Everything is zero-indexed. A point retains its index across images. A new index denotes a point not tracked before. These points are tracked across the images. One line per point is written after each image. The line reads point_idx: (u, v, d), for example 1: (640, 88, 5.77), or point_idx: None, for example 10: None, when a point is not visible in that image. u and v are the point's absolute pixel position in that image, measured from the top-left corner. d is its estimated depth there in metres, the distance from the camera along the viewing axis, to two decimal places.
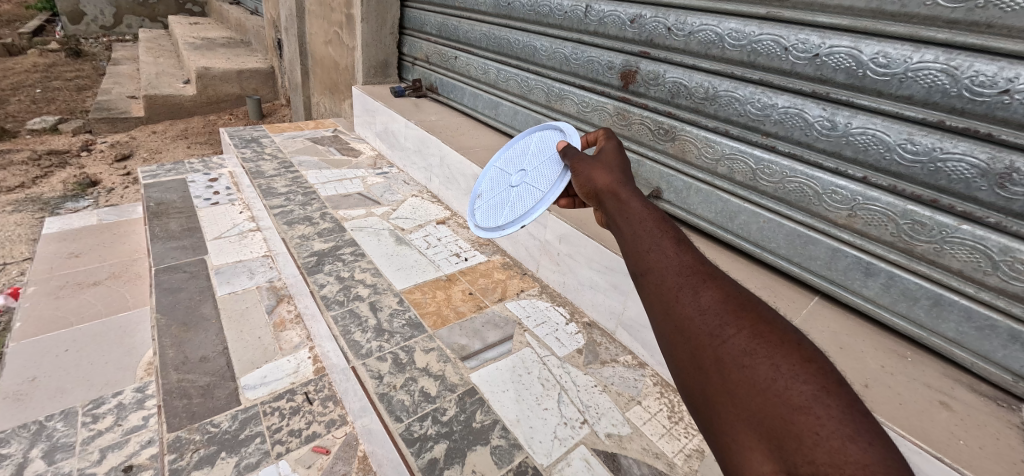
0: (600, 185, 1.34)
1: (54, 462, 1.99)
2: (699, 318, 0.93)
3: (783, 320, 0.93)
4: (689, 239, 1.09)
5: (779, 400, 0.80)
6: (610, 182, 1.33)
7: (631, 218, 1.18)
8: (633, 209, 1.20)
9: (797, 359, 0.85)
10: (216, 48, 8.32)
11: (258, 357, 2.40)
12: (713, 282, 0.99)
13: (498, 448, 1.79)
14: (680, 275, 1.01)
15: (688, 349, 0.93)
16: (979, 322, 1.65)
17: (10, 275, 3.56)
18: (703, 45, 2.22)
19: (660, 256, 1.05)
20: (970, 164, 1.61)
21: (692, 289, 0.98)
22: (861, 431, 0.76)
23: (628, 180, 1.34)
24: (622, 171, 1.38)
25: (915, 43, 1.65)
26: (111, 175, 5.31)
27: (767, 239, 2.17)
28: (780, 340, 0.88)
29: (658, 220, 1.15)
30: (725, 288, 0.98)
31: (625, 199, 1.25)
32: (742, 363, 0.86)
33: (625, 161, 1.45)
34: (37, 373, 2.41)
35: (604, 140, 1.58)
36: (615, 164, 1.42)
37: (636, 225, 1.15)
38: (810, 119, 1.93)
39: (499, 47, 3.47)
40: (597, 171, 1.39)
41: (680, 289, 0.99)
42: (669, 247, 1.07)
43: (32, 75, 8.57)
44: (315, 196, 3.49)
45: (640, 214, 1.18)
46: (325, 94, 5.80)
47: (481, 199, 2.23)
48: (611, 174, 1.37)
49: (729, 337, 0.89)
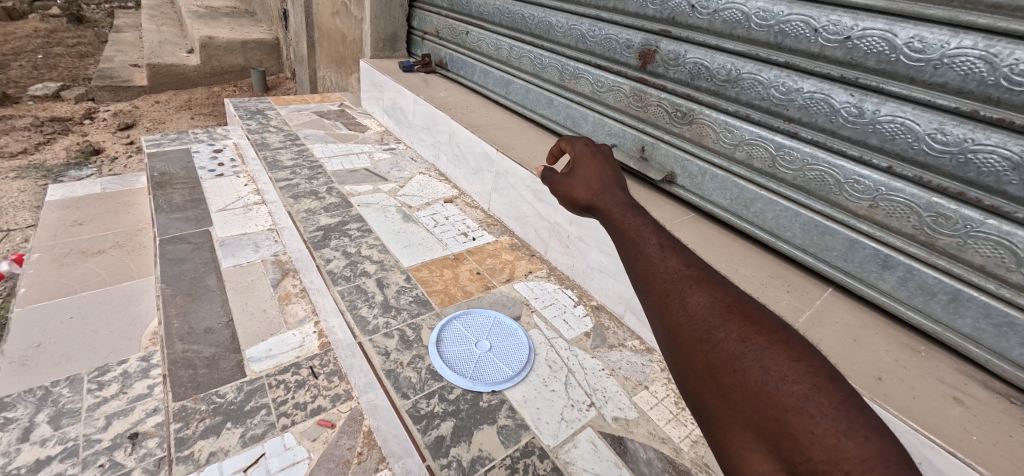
0: (581, 196, 1.31)
1: (60, 427, 2.00)
2: (689, 323, 0.89)
3: (776, 318, 0.88)
4: (677, 245, 1.03)
5: (772, 401, 0.76)
6: (590, 193, 1.30)
7: (621, 229, 1.13)
8: (622, 217, 1.17)
9: (785, 358, 0.80)
10: (218, 17, 8.15)
11: (264, 330, 2.39)
12: (700, 285, 0.94)
13: (504, 428, 1.79)
14: (668, 279, 0.96)
15: (680, 354, 0.89)
16: (998, 319, 1.62)
17: (14, 241, 3.54)
18: (728, 25, 2.15)
19: (646, 262, 1.01)
20: (1002, 156, 1.56)
21: (679, 294, 0.93)
22: (857, 426, 0.72)
23: (610, 186, 1.31)
24: (603, 178, 1.34)
25: (953, 28, 1.60)
26: (115, 144, 5.26)
27: (783, 229, 2.13)
28: (768, 340, 0.83)
29: (645, 225, 1.10)
30: (713, 290, 0.93)
31: (610, 209, 1.22)
32: (733, 366, 0.81)
33: (603, 166, 1.40)
34: (43, 340, 2.41)
35: (576, 143, 1.50)
36: (591, 170, 1.38)
37: (624, 236, 1.10)
38: (835, 105, 1.88)
39: (513, 23, 3.38)
40: (574, 182, 1.35)
41: (668, 295, 0.94)
42: (651, 251, 1.02)
43: (34, 40, 8.43)
44: (322, 170, 3.45)
45: (630, 223, 1.13)
46: (332, 67, 5.70)
47: (445, 329, 2.18)
48: (591, 183, 1.33)
49: (719, 341, 0.85)
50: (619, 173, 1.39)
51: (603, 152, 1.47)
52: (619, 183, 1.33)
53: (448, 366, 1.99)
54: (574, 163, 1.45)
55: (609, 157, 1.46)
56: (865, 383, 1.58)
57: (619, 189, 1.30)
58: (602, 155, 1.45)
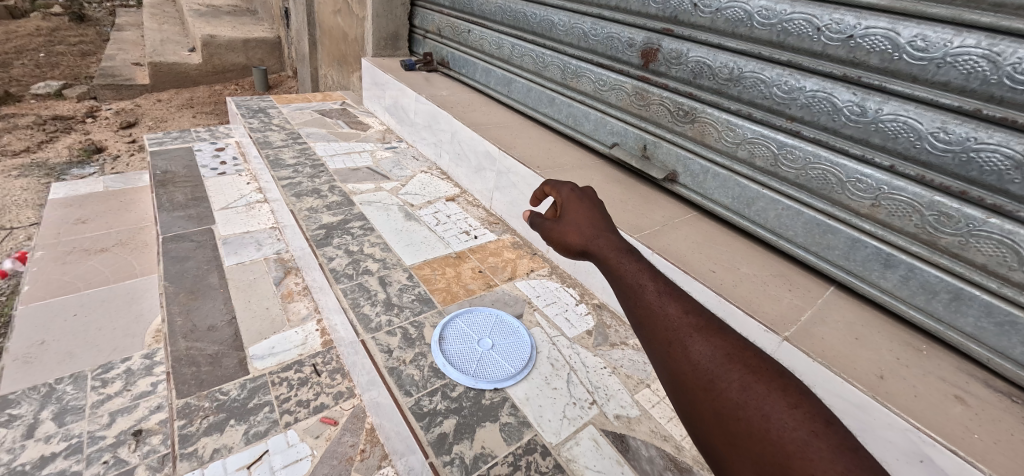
0: (574, 242, 1.27)
1: (65, 424, 2.01)
2: (693, 372, 0.89)
3: (774, 364, 0.88)
4: (675, 290, 1.03)
5: (775, 447, 0.77)
6: (583, 238, 1.27)
7: (619, 277, 1.11)
8: (617, 262, 1.15)
9: (784, 404, 0.81)
10: (220, 15, 8.15)
11: (267, 328, 2.40)
12: (701, 331, 0.94)
13: (507, 426, 1.80)
14: (669, 327, 0.95)
15: (686, 401, 0.88)
16: (1000, 318, 1.62)
17: (17, 239, 3.56)
18: (730, 24, 2.15)
19: (646, 308, 1.00)
20: (1004, 155, 1.56)
21: (681, 342, 0.93)
22: (855, 468, 0.73)
23: (602, 230, 1.28)
24: (593, 221, 1.32)
25: (957, 27, 1.60)
26: (117, 142, 5.27)
27: (785, 228, 2.13)
28: (768, 386, 0.84)
29: (641, 269, 1.09)
30: (713, 336, 0.93)
31: (606, 255, 1.19)
32: (736, 415, 0.82)
33: (591, 208, 1.38)
34: (47, 337, 2.42)
35: (560, 187, 1.47)
36: (580, 215, 1.35)
37: (622, 283, 1.09)
38: (838, 103, 1.88)
39: (515, 21, 3.38)
40: (564, 228, 1.32)
41: (671, 342, 0.94)
42: (650, 297, 1.01)
43: (36, 39, 8.44)
44: (324, 169, 3.45)
45: (626, 267, 1.11)
46: (334, 66, 5.71)
47: (448, 327, 2.18)
48: (582, 227, 1.30)
49: (723, 388, 0.85)
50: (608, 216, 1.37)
51: (589, 195, 1.45)
52: (609, 224, 1.31)
53: (450, 363, 2.00)
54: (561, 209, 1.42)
55: (595, 200, 1.44)
56: (867, 381, 1.57)
57: (610, 232, 1.27)
58: (588, 198, 1.43)
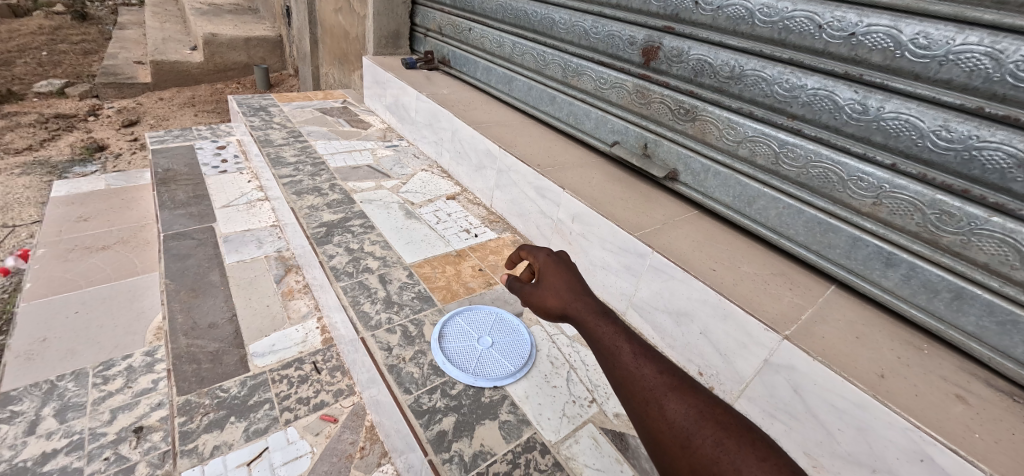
0: (552, 306, 1.21)
1: (66, 421, 2.02)
2: (670, 430, 0.92)
3: (744, 419, 0.93)
4: (651, 349, 1.05)
5: None
6: (560, 300, 1.21)
7: (600, 346, 1.08)
8: (595, 326, 1.13)
9: (753, 457, 0.86)
10: (222, 14, 8.16)
11: (267, 325, 2.40)
12: (675, 390, 0.97)
13: (506, 424, 1.80)
14: (646, 386, 0.99)
15: (664, 458, 0.92)
16: (1001, 317, 1.61)
17: (20, 237, 3.57)
18: (732, 21, 2.14)
19: (622, 369, 1.02)
20: (1007, 153, 1.55)
21: (657, 401, 0.96)
22: None
23: (579, 291, 1.22)
24: (571, 278, 1.25)
25: (959, 24, 1.59)
26: (119, 140, 5.28)
27: (786, 227, 2.13)
28: (739, 442, 0.88)
29: (618, 332, 1.09)
30: (686, 394, 0.97)
31: (585, 319, 1.15)
32: (711, 471, 0.86)
33: (565, 265, 1.31)
34: (48, 334, 2.42)
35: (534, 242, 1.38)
36: (555, 273, 1.28)
37: (601, 348, 1.08)
38: (840, 101, 1.87)
39: (516, 19, 3.38)
40: (541, 289, 1.25)
41: (647, 402, 0.97)
42: (627, 358, 1.03)
43: (38, 37, 8.45)
44: (325, 167, 3.46)
45: (603, 330, 1.11)
46: (335, 64, 5.71)
47: (448, 326, 2.18)
48: (559, 289, 1.23)
49: (698, 445, 0.89)
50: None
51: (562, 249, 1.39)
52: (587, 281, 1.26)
53: (450, 361, 2.00)
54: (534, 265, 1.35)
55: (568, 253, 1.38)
56: (867, 380, 1.57)
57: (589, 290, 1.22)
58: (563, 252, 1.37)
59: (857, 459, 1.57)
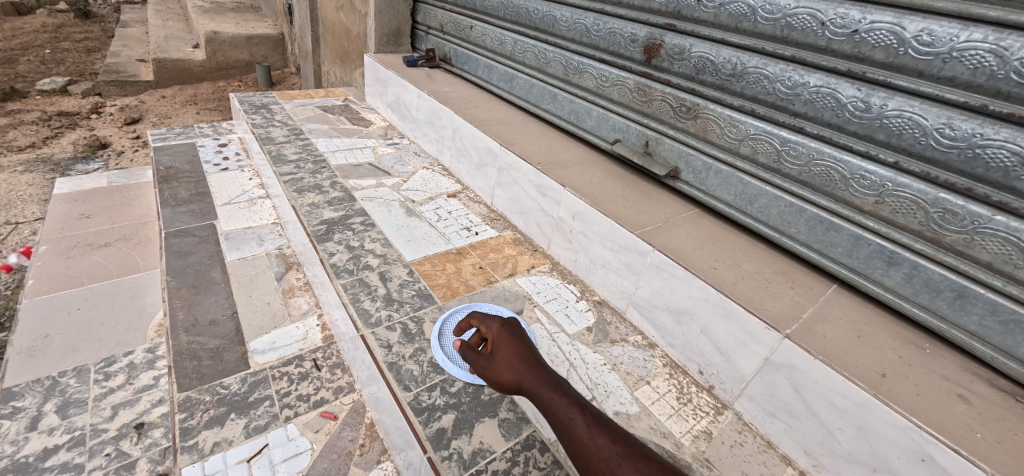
0: (510, 382, 1.50)
1: (68, 417, 2.02)
2: None
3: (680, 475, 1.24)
4: (602, 421, 1.36)
5: None
6: (516, 376, 1.50)
7: (556, 416, 1.39)
8: (549, 398, 1.43)
9: None
10: (224, 12, 8.16)
11: (268, 322, 2.40)
12: (625, 459, 1.27)
13: (506, 421, 1.80)
14: (601, 457, 1.28)
15: None
16: (1005, 316, 1.61)
17: (22, 234, 3.57)
18: (734, 19, 2.13)
19: (580, 442, 1.32)
20: (1011, 151, 1.54)
21: (611, 468, 1.26)
22: None
23: (530, 364, 1.52)
24: (521, 354, 1.55)
25: (963, 21, 1.58)
26: (121, 138, 5.29)
27: (788, 225, 2.11)
28: None
29: (570, 403, 1.40)
30: (635, 461, 1.27)
31: (540, 393, 1.45)
32: None
33: (516, 339, 1.60)
34: (51, 331, 2.43)
35: (488, 319, 1.65)
36: (507, 348, 1.57)
37: (558, 420, 1.38)
38: (842, 99, 1.86)
39: (518, 17, 3.37)
40: (497, 365, 1.55)
41: (604, 470, 1.26)
42: (582, 431, 1.33)
43: (42, 35, 8.46)
44: (326, 164, 3.46)
45: (557, 404, 1.41)
46: (336, 62, 5.70)
47: (447, 324, 2.16)
48: (513, 364, 1.53)
49: None
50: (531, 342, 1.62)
51: (512, 322, 1.68)
52: (532, 354, 1.56)
53: (450, 359, 2.00)
54: (490, 340, 1.63)
55: (517, 327, 1.66)
56: (869, 379, 1.56)
57: (534, 363, 1.53)
58: (512, 327, 1.65)
59: (857, 459, 1.57)
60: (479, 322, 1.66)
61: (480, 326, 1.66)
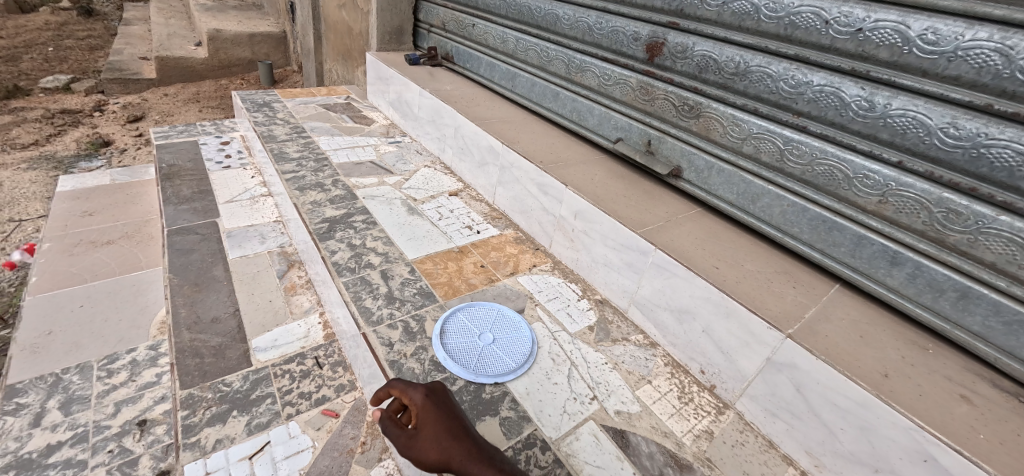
0: (434, 459, 1.33)
1: (71, 413, 2.03)
2: None
3: None
4: None
5: None
6: (440, 451, 1.34)
7: None
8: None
9: None
10: (226, 10, 8.16)
11: (270, 320, 2.41)
12: None
13: (507, 420, 1.80)
14: None
15: None
16: (1008, 317, 1.60)
17: (26, 231, 3.58)
18: (737, 17, 2.12)
19: None
20: (1016, 151, 1.53)
21: None
22: None
23: (457, 437, 1.37)
24: (448, 429, 1.38)
25: (969, 20, 1.57)
26: (124, 136, 5.30)
27: (790, 224, 2.11)
28: None
29: None
30: None
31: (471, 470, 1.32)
32: None
33: (442, 410, 1.43)
34: (54, 328, 2.44)
35: (411, 389, 1.46)
36: (431, 421, 1.40)
37: None
38: (846, 98, 1.85)
39: (520, 15, 3.36)
40: (423, 443, 1.35)
41: None
42: None
43: (44, 33, 8.47)
44: (328, 162, 3.46)
45: None
46: (339, 60, 5.70)
47: (448, 323, 2.17)
48: (438, 439, 1.36)
49: None
50: (458, 412, 1.47)
51: (436, 389, 1.51)
52: (460, 427, 1.40)
53: (451, 357, 2.00)
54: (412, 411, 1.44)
55: (440, 395, 1.50)
56: (871, 380, 1.55)
57: (463, 437, 1.38)
58: (436, 395, 1.48)
59: (859, 459, 1.57)
60: (401, 392, 1.47)
61: (401, 396, 1.46)
